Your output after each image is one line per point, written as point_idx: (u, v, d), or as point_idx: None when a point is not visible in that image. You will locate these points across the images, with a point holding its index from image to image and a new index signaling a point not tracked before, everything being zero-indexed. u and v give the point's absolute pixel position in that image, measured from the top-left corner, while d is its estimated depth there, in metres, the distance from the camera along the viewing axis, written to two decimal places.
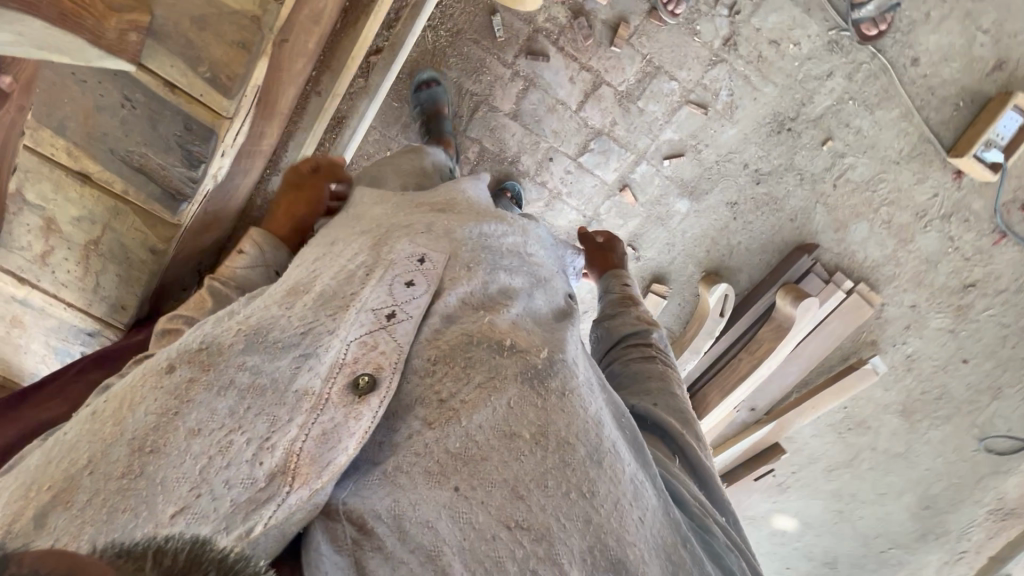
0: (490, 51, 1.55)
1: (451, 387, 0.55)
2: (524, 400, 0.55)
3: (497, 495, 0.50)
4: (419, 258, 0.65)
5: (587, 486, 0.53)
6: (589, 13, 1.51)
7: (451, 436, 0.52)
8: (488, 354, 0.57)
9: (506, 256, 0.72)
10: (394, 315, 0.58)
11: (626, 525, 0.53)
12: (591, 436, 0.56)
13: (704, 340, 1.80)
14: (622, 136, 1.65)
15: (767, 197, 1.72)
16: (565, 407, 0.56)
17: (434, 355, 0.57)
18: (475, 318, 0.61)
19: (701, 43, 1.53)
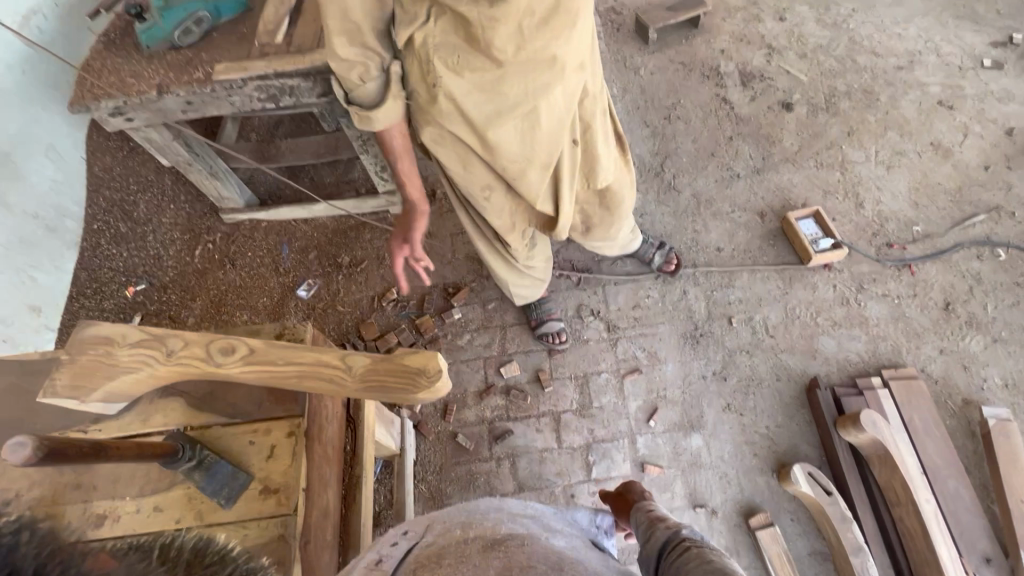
0: (471, 460, 1.81)
1: (428, 571, 0.56)
2: (488, 555, 0.59)
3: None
4: (402, 531, 0.71)
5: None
6: (516, 384, 1.92)
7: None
8: (457, 547, 0.61)
9: (480, 502, 0.80)
10: (380, 562, 0.63)
11: None
12: (551, 561, 0.59)
13: (850, 530, 1.54)
14: (606, 434, 1.83)
15: (744, 381, 1.87)
16: (526, 550, 0.61)
17: (414, 563, 0.59)
18: (450, 536, 0.65)
19: (596, 342, 1.96)
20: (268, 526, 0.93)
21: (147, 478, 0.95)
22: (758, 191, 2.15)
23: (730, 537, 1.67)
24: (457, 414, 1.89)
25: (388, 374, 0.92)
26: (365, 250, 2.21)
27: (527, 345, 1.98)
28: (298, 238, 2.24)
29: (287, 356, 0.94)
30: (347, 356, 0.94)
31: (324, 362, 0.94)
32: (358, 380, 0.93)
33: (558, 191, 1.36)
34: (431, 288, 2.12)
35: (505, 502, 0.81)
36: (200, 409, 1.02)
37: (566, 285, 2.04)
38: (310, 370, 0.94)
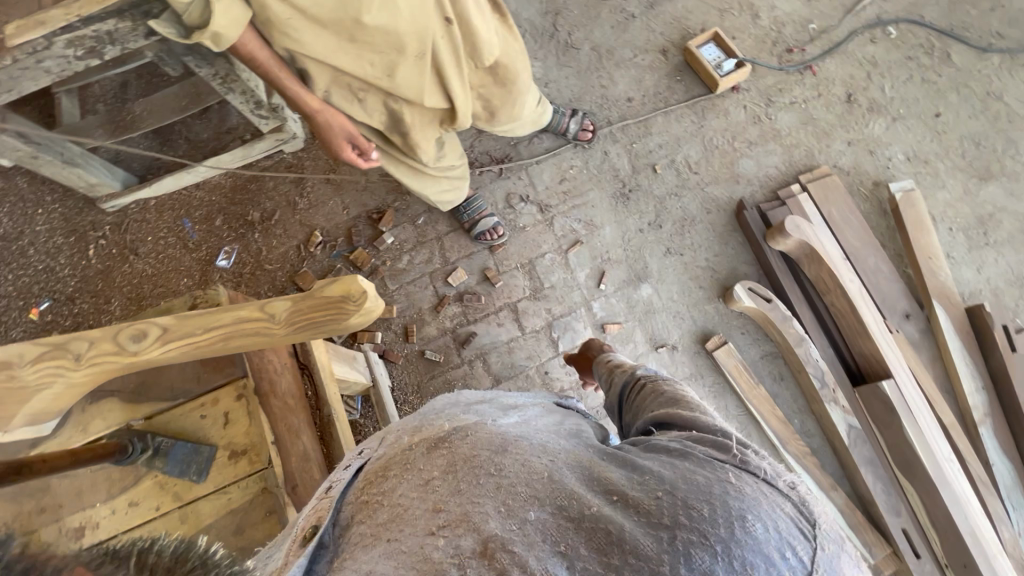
0: (445, 369, 1.86)
1: (376, 489, 0.61)
2: (430, 455, 0.61)
3: (418, 520, 0.53)
4: (359, 451, 0.74)
5: (497, 467, 0.57)
6: (467, 289, 1.93)
7: (378, 513, 0.57)
8: (401, 455, 0.64)
9: (434, 402, 0.82)
10: (332, 487, 0.67)
11: (536, 470, 0.57)
12: (490, 436, 0.63)
13: (792, 326, 1.70)
14: (563, 309, 1.90)
15: (678, 223, 1.92)
16: (468, 436, 0.63)
17: (363, 483, 0.63)
18: (399, 444, 0.67)
19: (532, 226, 1.95)
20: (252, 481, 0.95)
21: (112, 481, 0.93)
22: (655, 27, 2.05)
23: (692, 364, 1.82)
24: (419, 333, 1.90)
25: (315, 312, 0.89)
26: (273, 200, 2.06)
27: (466, 249, 1.95)
28: (198, 207, 2.05)
29: (205, 325, 0.90)
30: (267, 305, 0.90)
31: (245, 317, 0.90)
32: (286, 324, 0.90)
33: (445, 80, 1.27)
34: (355, 219, 2.03)
35: (458, 395, 0.83)
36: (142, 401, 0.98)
37: (489, 179, 1.98)
38: (233, 330, 0.90)
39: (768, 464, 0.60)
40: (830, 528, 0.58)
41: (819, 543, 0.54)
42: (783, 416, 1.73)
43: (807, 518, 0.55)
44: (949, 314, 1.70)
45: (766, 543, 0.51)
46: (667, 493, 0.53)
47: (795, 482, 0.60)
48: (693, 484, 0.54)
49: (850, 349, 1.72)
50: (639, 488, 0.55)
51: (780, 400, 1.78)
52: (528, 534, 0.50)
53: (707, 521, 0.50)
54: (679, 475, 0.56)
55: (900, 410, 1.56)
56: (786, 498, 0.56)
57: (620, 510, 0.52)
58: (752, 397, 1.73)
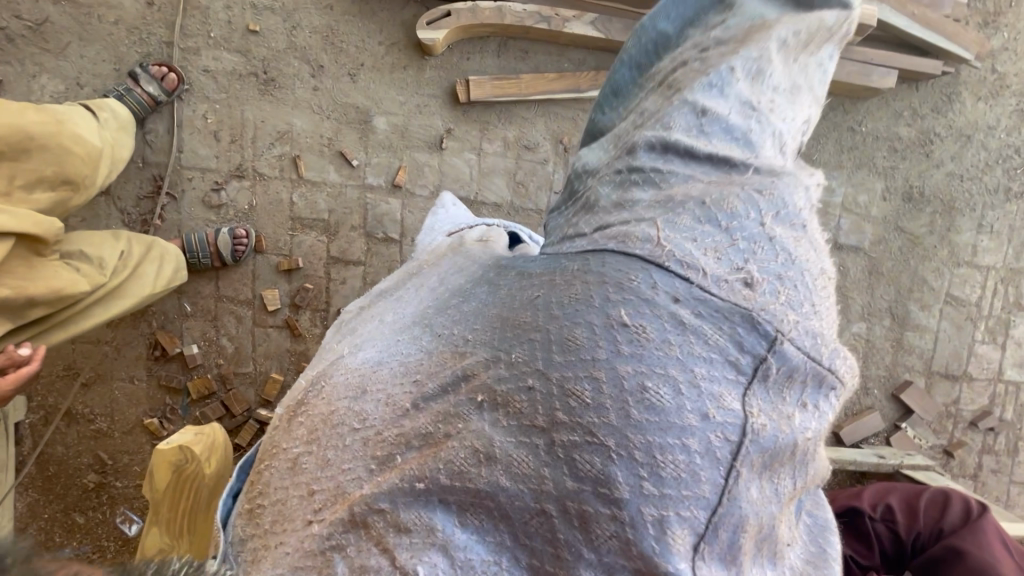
0: None
1: (269, 475, 0.63)
2: (310, 431, 0.60)
3: (292, 510, 0.57)
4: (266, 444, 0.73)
5: (359, 417, 0.56)
6: (289, 294, 1.74)
7: (263, 515, 0.61)
8: (274, 430, 0.67)
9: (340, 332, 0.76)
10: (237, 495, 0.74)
11: (394, 412, 0.53)
12: (358, 372, 0.60)
13: (484, 7, 1.61)
14: (359, 210, 1.73)
15: (326, 44, 1.69)
16: (333, 393, 0.60)
17: (259, 463, 0.66)
18: (292, 409, 0.65)
19: (253, 193, 1.70)
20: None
21: None
22: None
23: (474, 122, 1.74)
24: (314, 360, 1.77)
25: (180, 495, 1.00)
26: (85, 452, 1.73)
27: (245, 274, 1.72)
28: (53, 533, 1.73)
29: None
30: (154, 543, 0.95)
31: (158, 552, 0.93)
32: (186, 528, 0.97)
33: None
34: (152, 374, 1.73)
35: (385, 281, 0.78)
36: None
37: (177, 212, 1.68)
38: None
39: (701, 247, 0.46)
40: (810, 361, 0.45)
41: (771, 375, 0.44)
42: (560, 73, 1.72)
43: (757, 352, 0.43)
44: None
45: (683, 410, 0.41)
46: (539, 378, 0.45)
47: (750, 267, 0.45)
48: (579, 351, 0.45)
49: None
50: (510, 377, 0.47)
51: (544, 63, 1.74)
52: (384, 485, 0.50)
53: (597, 407, 0.43)
54: (513, 315, 0.50)
55: None
56: (728, 310, 0.44)
57: (468, 398, 0.48)
58: (527, 88, 1.70)
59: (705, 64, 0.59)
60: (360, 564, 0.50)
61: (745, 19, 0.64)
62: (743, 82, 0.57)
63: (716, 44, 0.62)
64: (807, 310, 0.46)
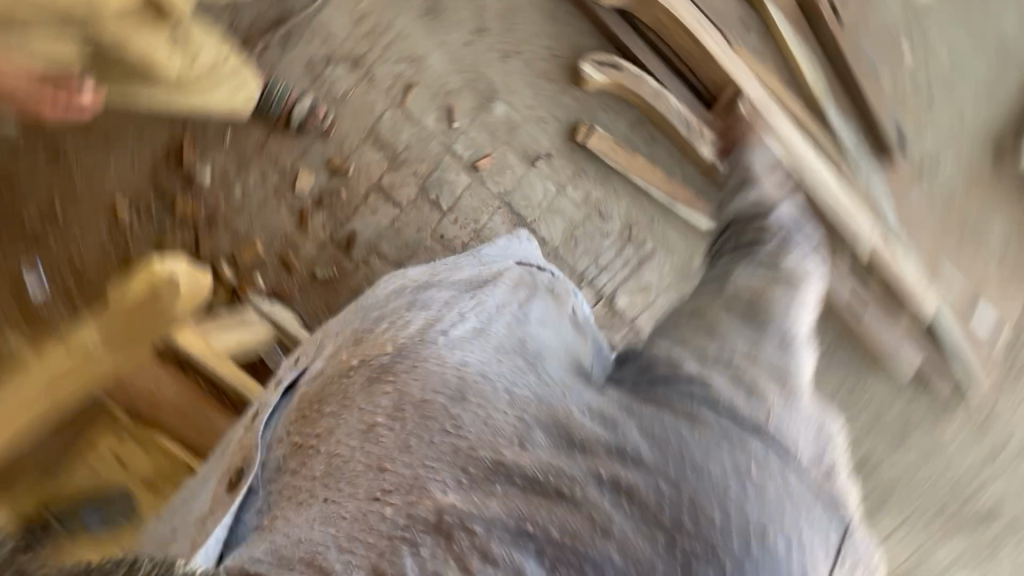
0: (344, 281, 1.72)
1: (326, 428, 0.75)
2: (388, 412, 0.71)
3: (364, 476, 0.68)
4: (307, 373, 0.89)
5: (453, 421, 0.68)
6: (322, 189, 1.72)
7: (317, 463, 0.72)
8: (339, 383, 0.79)
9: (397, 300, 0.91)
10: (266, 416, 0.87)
11: (494, 435, 0.67)
12: (447, 381, 0.71)
13: (646, 83, 1.69)
14: (428, 164, 1.74)
15: (502, 17, 1.71)
16: (424, 377, 0.72)
17: (311, 409, 0.80)
18: (352, 374, 0.78)
19: (354, 87, 1.69)
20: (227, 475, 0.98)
21: None
22: None
23: (572, 163, 1.78)
24: (300, 258, 1.72)
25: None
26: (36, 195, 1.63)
27: (296, 147, 1.69)
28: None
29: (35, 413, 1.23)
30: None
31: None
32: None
33: None
34: (154, 171, 1.67)
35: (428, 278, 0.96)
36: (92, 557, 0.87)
37: (279, 55, 1.65)
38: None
39: (806, 434, 0.70)
40: (858, 554, 0.68)
41: (844, 554, 0.66)
42: (669, 174, 1.78)
43: (839, 527, 0.66)
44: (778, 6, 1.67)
45: (790, 563, 0.61)
46: (661, 481, 0.63)
47: (837, 464, 0.70)
48: (705, 478, 0.62)
49: (704, 83, 1.72)
50: (622, 461, 0.65)
51: (660, 159, 1.79)
52: (489, 509, 0.63)
53: (712, 530, 0.60)
54: (634, 411, 0.70)
55: (766, 112, 1.63)
56: (817, 500, 0.65)
57: (587, 467, 0.65)
58: (632, 166, 1.76)
59: (750, 279, 0.88)
60: (430, 568, 0.60)
61: (770, 247, 0.95)
62: (781, 297, 0.85)
63: (751, 262, 0.92)
64: (858, 515, 0.71)
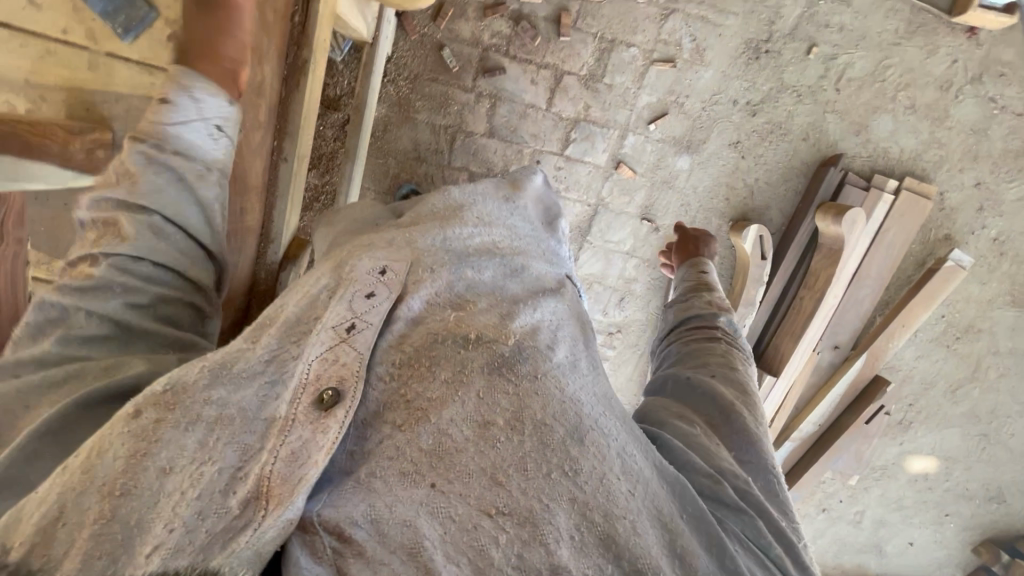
0: (450, 83, 1.60)
1: (417, 388, 0.58)
2: (494, 391, 0.58)
3: (473, 483, 0.53)
4: (381, 271, 0.68)
5: (572, 463, 0.55)
6: (529, 16, 1.54)
7: (422, 434, 0.55)
8: (451, 349, 0.61)
9: (475, 255, 0.78)
10: (353, 327, 0.60)
11: (616, 501, 0.54)
12: (569, 414, 0.58)
13: (755, 289, 1.68)
14: (600, 116, 1.64)
15: (769, 125, 1.64)
16: (542, 392, 0.59)
17: (399, 358, 0.60)
18: (442, 316, 0.66)
19: (647, 3, 1.52)
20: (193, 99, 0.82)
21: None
22: None
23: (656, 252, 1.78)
24: (451, 22, 1.54)
25: None
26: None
27: None
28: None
29: None
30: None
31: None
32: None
33: None
34: None
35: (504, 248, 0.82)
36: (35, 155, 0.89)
37: None
38: None
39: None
40: None
41: None
42: None
43: None
44: (861, 369, 1.75)
45: None
46: None
47: None
48: None
49: (771, 339, 1.76)
50: None
51: None
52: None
53: None
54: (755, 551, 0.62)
55: (754, 399, 1.73)
56: None
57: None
58: None
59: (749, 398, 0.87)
60: None
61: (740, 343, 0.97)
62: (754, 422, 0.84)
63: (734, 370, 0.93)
64: None
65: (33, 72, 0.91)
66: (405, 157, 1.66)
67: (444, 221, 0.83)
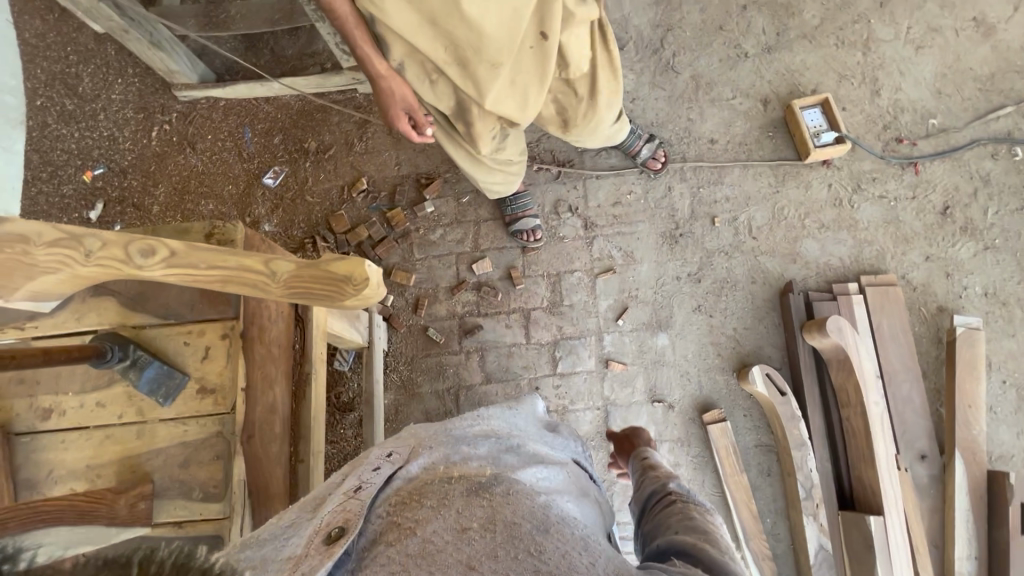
0: (440, 353, 1.84)
1: (409, 514, 0.61)
2: (471, 506, 0.61)
3: (450, 572, 0.53)
4: (388, 453, 0.77)
5: (536, 546, 0.56)
6: (487, 282, 1.89)
7: (410, 543, 0.57)
8: (439, 486, 0.66)
9: (474, 436, 0.83)
10: (361, 487, 0.68)
11: (576, 568, 0.55)
12: (536, 513, 0.61)
13: (797, 427, 1.62)
14: (574, 330, 1.84)
15: (718, 283, 1.84)
16: (511, 497, 0.63)
17: (394, 502, 0.64)
18: (435, 471, 0.70)
19: (572, 238, 1.90)
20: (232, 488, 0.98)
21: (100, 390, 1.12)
22: (765, 74, 1.94)
23: (682, 429, 1.76)
24: (429, 308, 1.88)
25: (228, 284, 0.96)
26: (308, 129, 1.96)
27: (499, 241, 1.90)
28: (229, 120, 1.97)
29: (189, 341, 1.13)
30: (61, 372, 1.12)
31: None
32: (130, 322, 1.13)
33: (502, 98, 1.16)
34: (404, 179, 1.94)
35: (501, 432, 0.88)
36: (89, 521, 1.02)
37: (545, 181, 1.93)
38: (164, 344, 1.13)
39: None
40: None
41: None
42: (756, 511, 1.66)
43: None
44: (968, 470, 1.57)
45: None
46: None
47: None
48: None
49: (850, 471, 1.62)
50: None
51: (759, 494, 1.71)
52: None
53: None
54: None
55: (878, 553, 1.48)
56: None
57: None
58: (731, 482, 1.67)
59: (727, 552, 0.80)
60: None
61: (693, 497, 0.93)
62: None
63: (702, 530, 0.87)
64: None
65: (91, 455, 1.10)
66: None
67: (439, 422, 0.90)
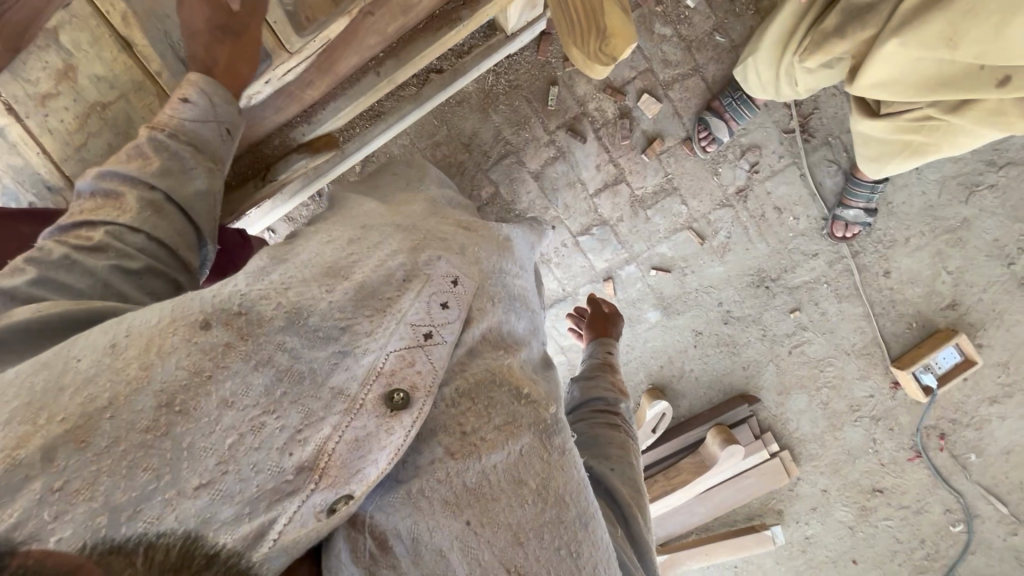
0: (537, 113, 1.66)
1: (473, 423, 0.64)
2: (533, 452, 0.65)
3: (501, 535, 0.61)
4: (453, 279, 0.69)
5: (571, 510, 0.65)
6: (633, 118, 1.66)
7: (469, 473, 0.62)
8: (492, 387, 0.67)
9: (518, 301, 0.81)
10: (430, 336, 0.63)
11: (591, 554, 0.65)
12: (578, 496, 0.67)
13: None
14: (623, 233, 1.76)
15: (728, 339, 1.83)
16: (562, 460, 0.67)
17: (461, 388, 0.65)
18: (493, 356, 0.70)
19: (718, 183, 1.70)
20: (217, 39, 0.89)
21: None
22: (986, 292, 1.70)
23: None
24: (575, 73, 1.63)
25: None
26: None
27: (682, 110, 1.65)
28: None
29: None
30: None
31: None
32: None
33: None
34: None
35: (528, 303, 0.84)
36: None
37: (767, 128, 1.66)
38: None
39: None
40: None
41: None
42: None
43: None
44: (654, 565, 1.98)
45: None
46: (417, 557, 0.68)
47: None
48: None
49: None
50: None
51: None
52: None
53: None
54: None
55: None
56: None
57: None
58: None
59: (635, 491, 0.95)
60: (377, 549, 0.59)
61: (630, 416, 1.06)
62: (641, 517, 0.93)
63: None
64: None
65: None
66: (455, 137, 1.66)
67: (499, 248, 0.84)
